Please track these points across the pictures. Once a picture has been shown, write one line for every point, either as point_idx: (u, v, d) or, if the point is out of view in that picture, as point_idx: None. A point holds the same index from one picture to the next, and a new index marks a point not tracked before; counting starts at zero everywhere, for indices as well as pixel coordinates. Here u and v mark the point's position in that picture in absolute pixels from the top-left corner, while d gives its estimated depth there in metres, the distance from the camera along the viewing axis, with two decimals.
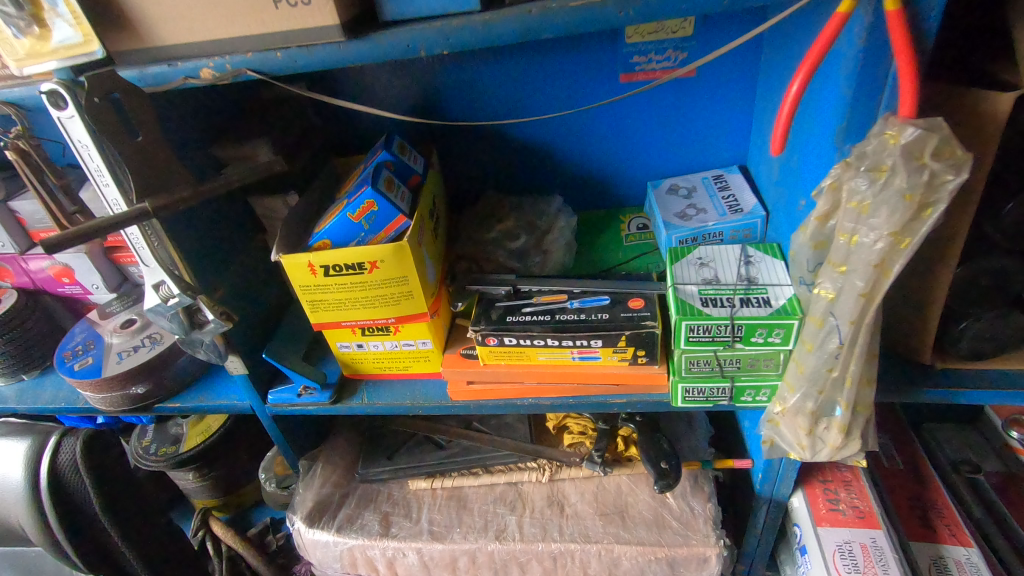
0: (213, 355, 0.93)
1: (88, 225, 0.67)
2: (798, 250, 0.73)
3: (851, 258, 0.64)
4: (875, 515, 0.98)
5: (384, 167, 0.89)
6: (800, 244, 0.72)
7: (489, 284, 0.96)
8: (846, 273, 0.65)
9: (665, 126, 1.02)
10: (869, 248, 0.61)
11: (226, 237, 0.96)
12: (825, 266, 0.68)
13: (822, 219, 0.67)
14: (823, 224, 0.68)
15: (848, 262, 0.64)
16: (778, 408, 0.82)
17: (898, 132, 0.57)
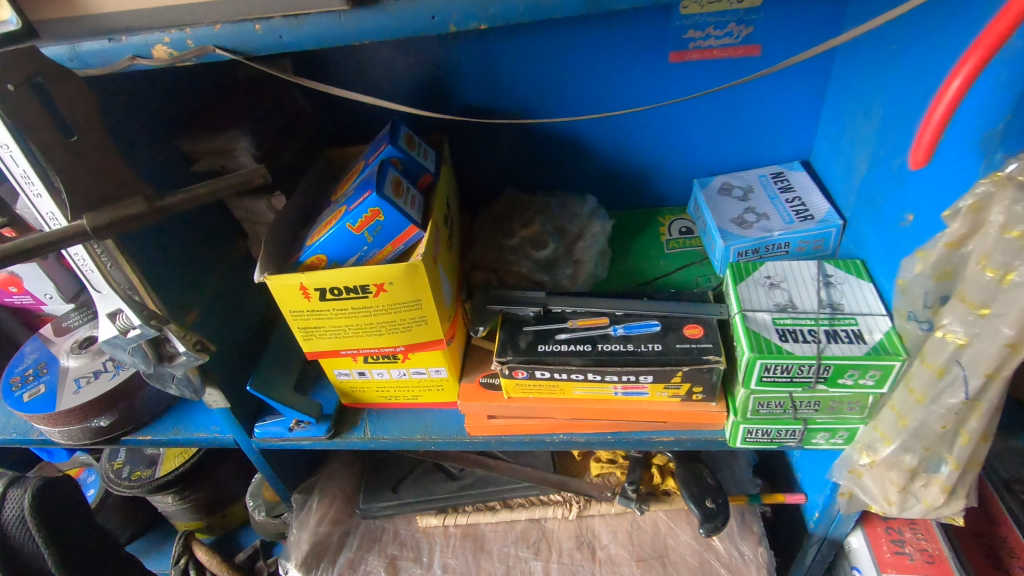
0: (187, 390, 0.78)
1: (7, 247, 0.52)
2: (909, 279, 0.59)
3: (999, 299, 0.51)
4: (946, 560, 0.87)
5: (390, 165, 0.74)
6: (914, 273, 0.58)
7: (514, 303, 0.80)
8: (989, 317, 0.52)
9: (718, 115, 0.87)
10: None
11: (199, 249, 0.80)
12: (954, 304, 0.54)
13: (954, 245, 0.53)
14: (955, 252, 0.54)
15: (993, 303, 0.51)
16: (864, 459, 0.69)
17: None
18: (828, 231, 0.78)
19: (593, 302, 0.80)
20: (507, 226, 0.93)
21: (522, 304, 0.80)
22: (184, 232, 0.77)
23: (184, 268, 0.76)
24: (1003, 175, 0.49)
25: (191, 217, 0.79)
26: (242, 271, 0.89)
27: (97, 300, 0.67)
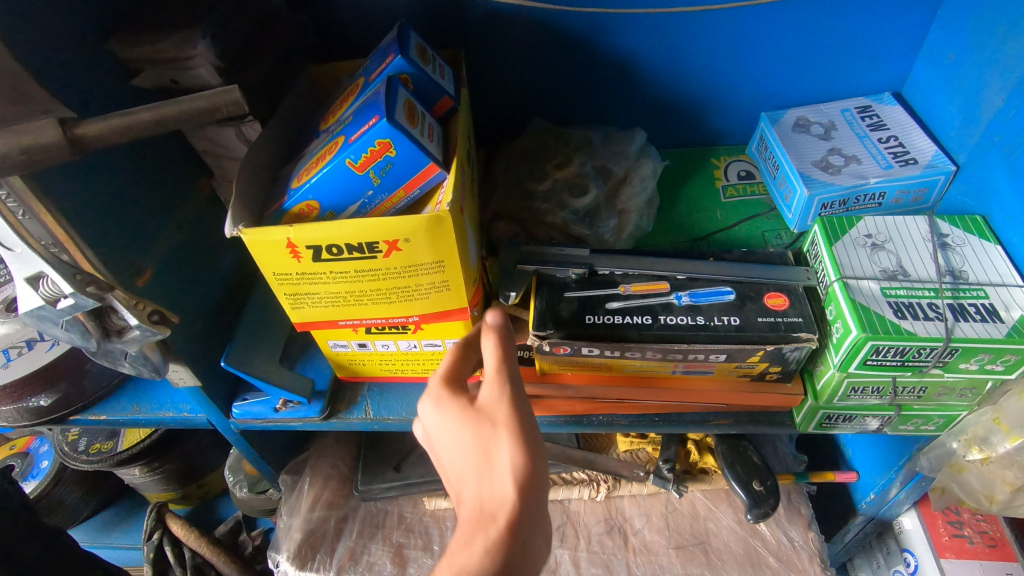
0: (145, 369, 0.62)
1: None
2: None
3: None
4: (1009, 544, 0.80)
5: (401, 83, 0.56)
6: None
7: (552, 264, 0.65)
8: None
9: (801, 33, 0.71)
10: None
11: (149, 192, 0.62)
12: None
13: None
14: None
15: None
16: (975, 454, 0.60)
17: None
18: (936, 178, 0.64)
19: (650, 263, 0.65)
20: (535, 166, 0.76)
21: (564, 265, 0.65)
22: (127, 169, 0.59)
23: (129, 217, 0.59)
24: None
25: (134, 149, 0.60)
26: (209, 218, 0.71)
27: (8, 261, 0.50)
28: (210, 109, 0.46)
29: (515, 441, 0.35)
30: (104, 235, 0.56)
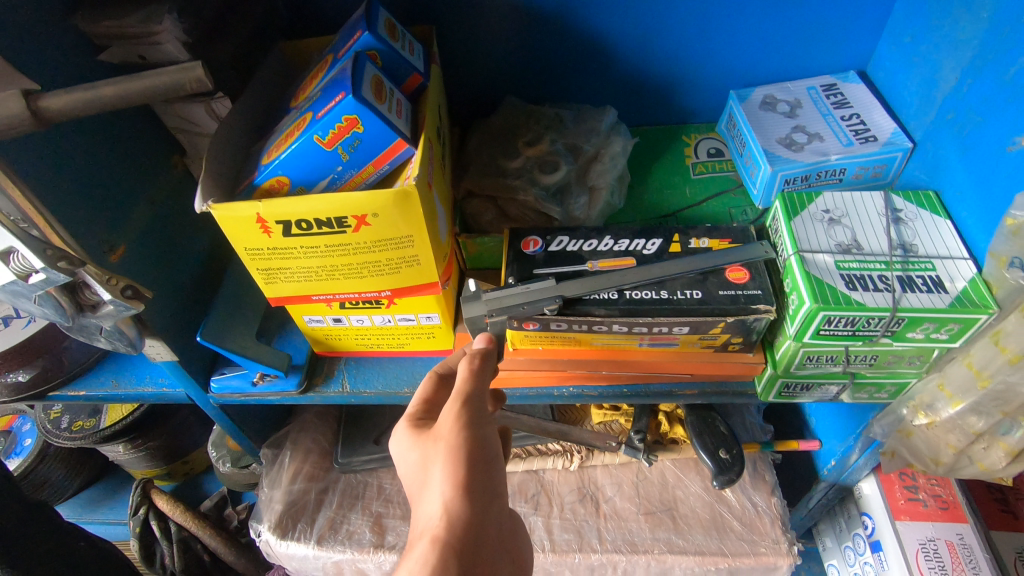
0: (121, 343, 0.63)
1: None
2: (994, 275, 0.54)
3: None
4: (961, 507, 0.84)
5: (368, 59, 0.56)
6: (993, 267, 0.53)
7: (518, 306, 0.61)
8: None
9: (769, 11, 0.72)
10: None
11: (118, 168, 0.62)
12: None
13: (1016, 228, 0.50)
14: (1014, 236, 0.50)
15: None
16: (921, 419, 0.62)
17: None
18: (894, 155, 0.66)
19: (611, 281, 0.62)
20: (507, 144, 0.77)
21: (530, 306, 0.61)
22: (95, 144, 0.59)
23: (98, 193, 0.59)
24: None
25: (102, 124, 0.60)
26: (181, 195, 0.72)
27: None
28: (172, 83, 0.48)
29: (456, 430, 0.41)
30: (74, 210, 0.57)
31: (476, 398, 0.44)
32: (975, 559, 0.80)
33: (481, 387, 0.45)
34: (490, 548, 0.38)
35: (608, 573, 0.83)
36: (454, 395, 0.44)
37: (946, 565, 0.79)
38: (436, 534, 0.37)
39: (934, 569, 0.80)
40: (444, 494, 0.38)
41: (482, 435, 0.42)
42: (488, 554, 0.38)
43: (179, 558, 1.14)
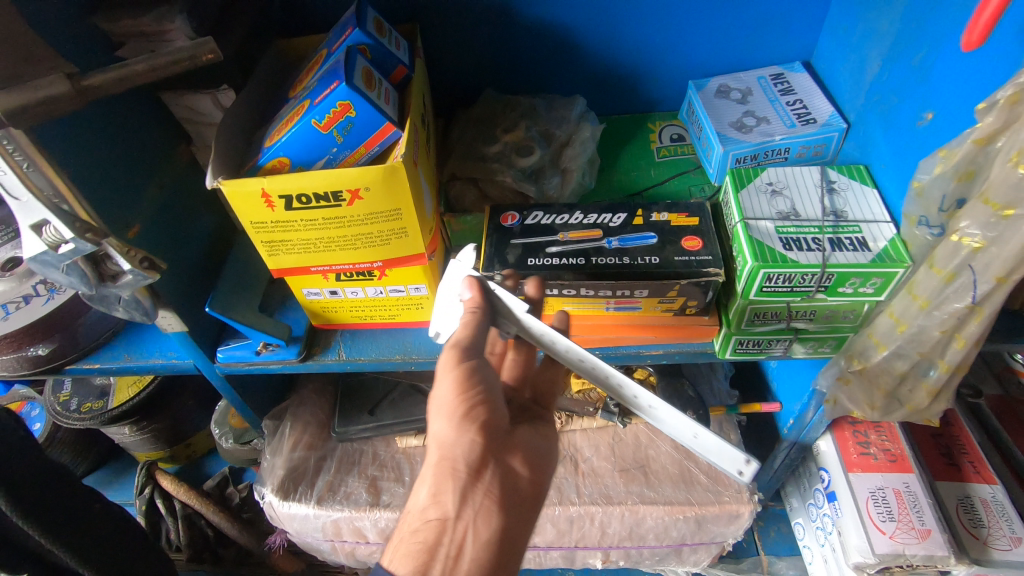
0: (137, 313, 0.70)
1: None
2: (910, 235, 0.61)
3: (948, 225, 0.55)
4: (907, 459, 0.92)
5: (359, 53, 0.63)
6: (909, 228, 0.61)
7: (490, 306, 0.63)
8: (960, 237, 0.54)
9: (719, 8, 0.80)
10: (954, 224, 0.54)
11: (133, 152, 0.69)
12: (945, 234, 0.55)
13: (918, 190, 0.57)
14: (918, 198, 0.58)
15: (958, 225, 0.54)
16: (855, 366, 0.69)
17: (952, 148, 0.53)
18: (831, 134, 0.74)
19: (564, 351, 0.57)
20: (486, 131, 0.85)
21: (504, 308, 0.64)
22: (113, 130, 0.66)
23: (117, 174, 0.66)
24: (946, 150, 0.54)
25: (119, 112, 0.67)
26: (188, 180, 0.78)
27: (15, 210, 0.56)
28: (189, 58, 0.56)
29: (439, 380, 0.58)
30: (97, 189, 0.63)
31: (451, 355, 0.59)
32: (919, 504, 0.88)
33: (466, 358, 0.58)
34: (478, 463, 0.57)
35: (587, 525, 0.90)
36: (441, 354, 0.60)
37: (894, 510, 0.87)
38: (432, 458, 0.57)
39: (882, 513, 0.87)
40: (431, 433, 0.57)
41: (463, 404, 0.57)
42: (476, 461, 0.57)
43: (184, 533, 1.21)
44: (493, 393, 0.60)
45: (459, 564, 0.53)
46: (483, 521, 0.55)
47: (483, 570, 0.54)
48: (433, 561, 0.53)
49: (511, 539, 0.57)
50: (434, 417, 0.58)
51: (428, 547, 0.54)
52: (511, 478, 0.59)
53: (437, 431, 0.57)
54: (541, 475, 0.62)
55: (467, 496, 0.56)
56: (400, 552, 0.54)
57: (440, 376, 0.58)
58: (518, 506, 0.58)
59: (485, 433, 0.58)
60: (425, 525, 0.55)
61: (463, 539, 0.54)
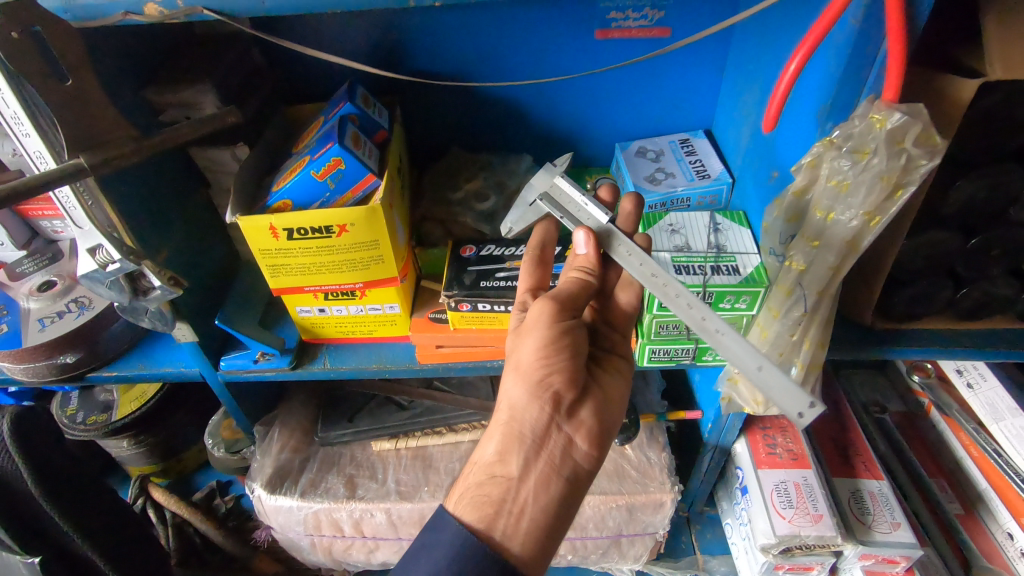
0: (159, 323, 0.85)
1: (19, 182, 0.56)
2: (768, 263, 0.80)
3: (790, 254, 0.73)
4: (806, 457, 1.09)
5: (349, 121, 0.82)
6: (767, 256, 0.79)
7: (560, 202, 0.78)
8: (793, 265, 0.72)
9: (637, 88, 1.01)
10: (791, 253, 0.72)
11: (167, 193, 0.86)
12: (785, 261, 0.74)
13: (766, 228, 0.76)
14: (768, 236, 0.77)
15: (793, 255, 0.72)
16: (739, 367, 0.87)
17: (780, 198, 0.73)
18: (720, 187, 0.94)
19: (649, 276, 0.72)
20: (452, 181, 1.04)
21: (574, 204, 0.78)
22: (153, 175, 0.83)
23: (154, 210, 0.83)
24: (778, 200, 0.73)
25: (159, 161, 0.84)
26: (204, 217, 0.95)
27: (77, 236, 0.74)
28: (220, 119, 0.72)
29: (522, 345, 0.70)
30: (140, 221, 0.80)
31: (532, 327, 0.70)
32: (815, 494, 1.04)
33: (550, 333, 0.69)
34: (542, 428, 0.68)
35: None
36: (524, 327, 0.71)
37: (793, 499, 1.03)
38: (505, 419, 0.70)
39: (783, 501, 1.03)
40: (507, 393, 0.70)
41: (542, 376, 0.69)
42: (540, 428, 0.68)
43: (173, 539, 1.31)
44: (567, 370, 0.70)
45: (520, 521, 0.64)
46: (544, 487, 0.66)
47: (541, 530, 0.64)
48: (497, 516, 0.64)
49: (569, 500, 0.68)
50: (513, 383, 0.70)
51: (492, 502, 0.65)
52: (575, 452, 0.69)
53: (512, 398, 0.70)
54: (605, 449, 0.72)
55: (531, 462, 0.68)
56: (467, 500, 0.66)
57: (526, 345, 0.70)
58: (576, 478, 0.69)
59: (556, 406, 0.69)
60: (493, 479, 0.67)
61: (526, 501, 0.65)
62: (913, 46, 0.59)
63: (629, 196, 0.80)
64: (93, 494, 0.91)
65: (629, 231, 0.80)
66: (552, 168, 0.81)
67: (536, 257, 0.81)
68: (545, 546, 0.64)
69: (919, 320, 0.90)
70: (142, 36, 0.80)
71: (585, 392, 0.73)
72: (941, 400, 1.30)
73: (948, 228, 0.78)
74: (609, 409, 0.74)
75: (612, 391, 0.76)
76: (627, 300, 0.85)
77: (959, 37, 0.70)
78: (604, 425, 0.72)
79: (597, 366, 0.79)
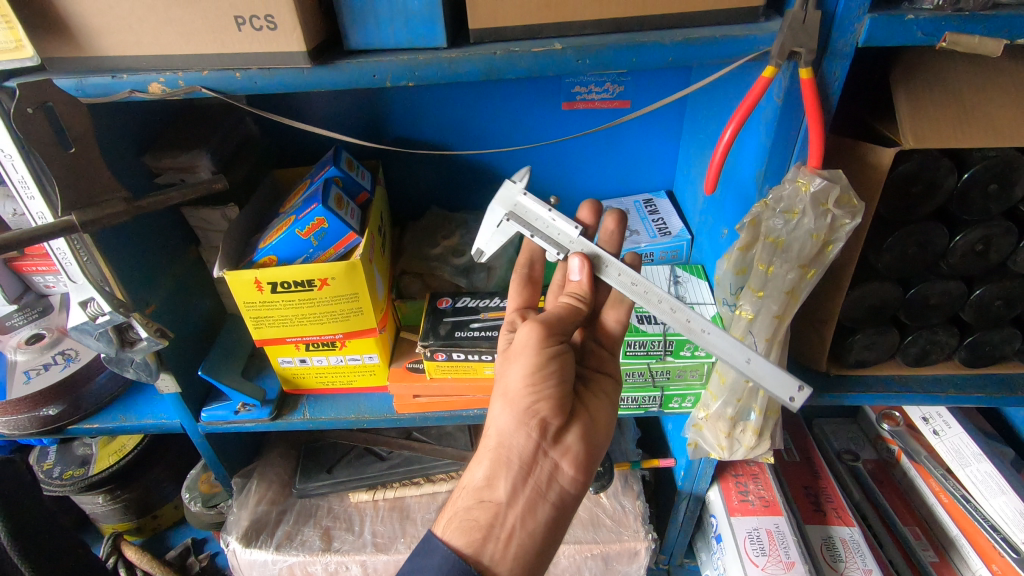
0: (144, 373, 0.88)
1: (9, 237, 0.61)
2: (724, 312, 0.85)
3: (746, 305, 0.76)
4: (778, 504, 1.10)
5: (333, 183, 0.89)
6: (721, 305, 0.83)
7: (527, 219, 0.76)
8: (750, 318, 0.76)
9: (602, 153, 1.10)
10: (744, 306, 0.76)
11: (159, 250, 0.91)
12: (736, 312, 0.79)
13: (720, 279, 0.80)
14: (723, 285, 0.81)
15: (748, 307, 0.76)
16: (702, 413, 0.91)
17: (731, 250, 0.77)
18: (681, 244, 1.01)
19: (629, 284, 0.73)
20: (431, 237, 1.10)
21: (541, 221, 0.76)
22: (147, 233, 0.88)
23: (144, 265, 0.87)
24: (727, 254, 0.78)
25: (153, 220, 0.90)
26: (192, 272, 1.00)
27: (71, 289, 0.77)
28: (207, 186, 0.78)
29: (510, 371, 0.70)
30: (131, 276, 0.84)
31: (520, 355, 0.69)
32: (787, 541, 1.05)
33: (537, 361, 0.69)
34: (529, 453, 0.70)
35: None
36: (512, 353, 0.70)
37: (765, 546, 1.04)
38: (494, 445, 0.71)
39: (756, 549, 1.04)
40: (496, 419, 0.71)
41: (529, 402, 0.69)
42: (527, 453, 0.70)
43: None
44: (554, 395, 0.70)
45: (507, 547, 0.66)
46: (530, 512, 0.69)
47: (527, 553, 0.67)
48: (485, 541, 0.66)
49: (555, 522, 0.71)
50: (501, 408, 0.71)
51: (481, 526, 0.67)
52: (561, 476, 0.71)
53: (500, 424, 0.71)
54: (592, 472, 0.74)
55: (518, 487, 0.70)
56: (457, 524, 0.68)
57: (513, 370, 0.70)
58: (562, 502, 0.72)
59: (542, 433, 0.70)
60: (482, 504, 0.69)
61: (513, 528, 0.67)
62: (830, 119, 0.68)
63: (586, 204, 0.83)
64: (65, 548, 0.90)
65: (613, 250, 0.84)
66: (512, 184, 0.77)
67: (524, 278, 0.86)
68: (530, 569, 0.67)
69: (871, 366, 0.95)
70: (144, 108, 0.87)
71: (572, 416, 0.74)
72: (910, 446, 1.33)
73: (886, 281, 0.84)
74: (595, 430, 0.76)
75: (597, 413, 0.77)
76: (614, 324, 0.83)
77: (875, 111, 0.79)
78: (590, 448, 0.74)
79: (585, 386, 0.79)
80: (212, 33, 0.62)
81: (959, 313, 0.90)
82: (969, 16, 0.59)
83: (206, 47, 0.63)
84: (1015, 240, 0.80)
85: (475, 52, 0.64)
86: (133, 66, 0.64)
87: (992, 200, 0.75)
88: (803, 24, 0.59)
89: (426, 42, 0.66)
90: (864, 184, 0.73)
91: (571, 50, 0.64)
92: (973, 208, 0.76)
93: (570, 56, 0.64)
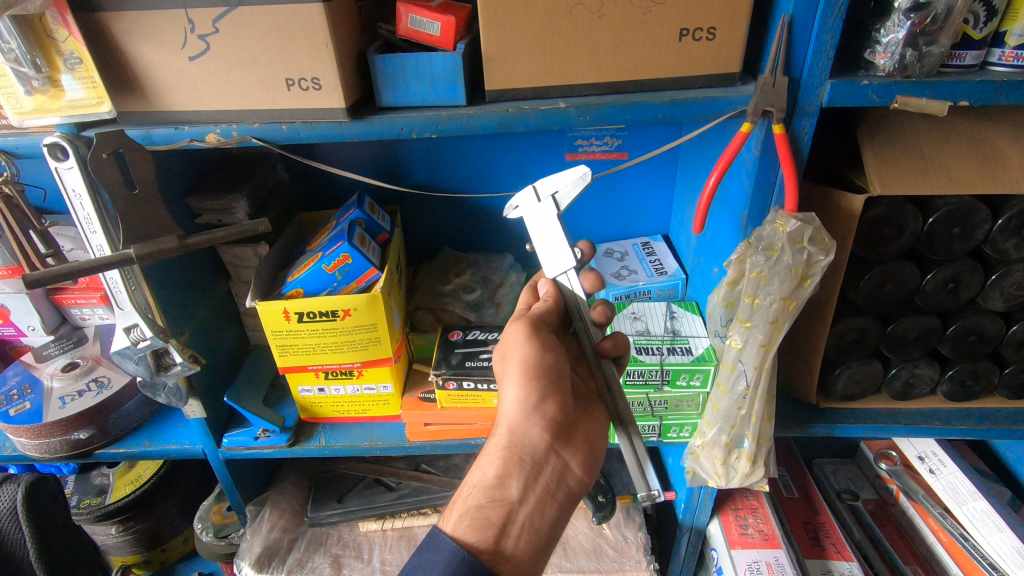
0: (174, 399, 0.94)
1: (69, 266, 0.69)
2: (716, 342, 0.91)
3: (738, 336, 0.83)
4: (777, 537, 1.13)
5: (357, 223, 0.97)
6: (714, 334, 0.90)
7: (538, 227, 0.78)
8: (742, 348, 0.83)
9: (602, 199, 1.19)
10: (735, 336, 0.83)
11: (195, 282, 0.99)
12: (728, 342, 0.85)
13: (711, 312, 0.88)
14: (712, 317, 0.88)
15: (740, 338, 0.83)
16: (698, 441, 0.95)
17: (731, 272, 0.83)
18: (676, 282, 1.08)
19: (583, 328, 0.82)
20: (444, 276, 1.19)
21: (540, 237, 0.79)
22: (186, 267, 0.96)
23: (182, 297, 0.95)
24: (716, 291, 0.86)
25: (192, 254, 0.98)
26: (221, 305, 1.08)
27: (118, 316, 0.85)
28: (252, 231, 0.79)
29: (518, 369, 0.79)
30: (171, 307, 0.91)
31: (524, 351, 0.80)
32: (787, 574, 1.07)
33: (537, 358, 0.79)
34: (536, 450, 0.77)
35: None
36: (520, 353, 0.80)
37: None
38: (505, 442, 0.77)
39: None
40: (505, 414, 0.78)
41: (532, 401, 0.78)
42: (534, 449, 0.77)
43: None
44: (557, 397, 0.79)
45: (519, 542, 0.70)
46: (539, 510, 0.74)
47: (535, 548, 0.72)
48: (498, 537, 0.69)
49: (560, 520, 0.76)
50: (510, 406, 0.79)
51: (493, 525, 0.70)
52: (566, 477, 0.78)
53: (510, 420, 0.78)
54: (592, 477, 0.81)
55: (529, 487, 0.75)
56: (468, 520, 0.70)
57: (513, 367, 0.79)
58: (567, 502, 0.77)
59: (549, 432, 0.78)
60: (494, 500, 0.72)
61: (523, 523, 0.72)
62: (802, 169, 0.77)
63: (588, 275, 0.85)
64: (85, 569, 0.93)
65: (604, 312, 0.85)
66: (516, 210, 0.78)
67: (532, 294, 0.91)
68: (538, 563, 0.71)
69: (857, 398, 1.01)
70: (191, 155, 0.97)
71: (574, 422, 0.82)
72: (908, 485, 1.36)
73: (866, 315, 0.91)
74: (594, 440, 0.84)
75: (597, 423, 0.85)
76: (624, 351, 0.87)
77: (846, 162, 0.88)
78: (589, 453, 0.82)
79: (585, 400, 0.87)
80: (265, 92, 0.72)
81: (937, 348, 0.96)
82: (917, 81, 0.69)
83: (258, 103, 0.73)
84: (982, 279, 0.87)
85: (490, 109, 0.74)
86: (193, 119, 0.74)
87: (957, 240, 0.83)
88: (773, 88, 0.69)
89: (447, 100, 0.76)
90: (839, 225, 0.82)
91: (573, 108, 0.73)
92: (940, 249, 0.83)
93: (571, 113, 0.74)
